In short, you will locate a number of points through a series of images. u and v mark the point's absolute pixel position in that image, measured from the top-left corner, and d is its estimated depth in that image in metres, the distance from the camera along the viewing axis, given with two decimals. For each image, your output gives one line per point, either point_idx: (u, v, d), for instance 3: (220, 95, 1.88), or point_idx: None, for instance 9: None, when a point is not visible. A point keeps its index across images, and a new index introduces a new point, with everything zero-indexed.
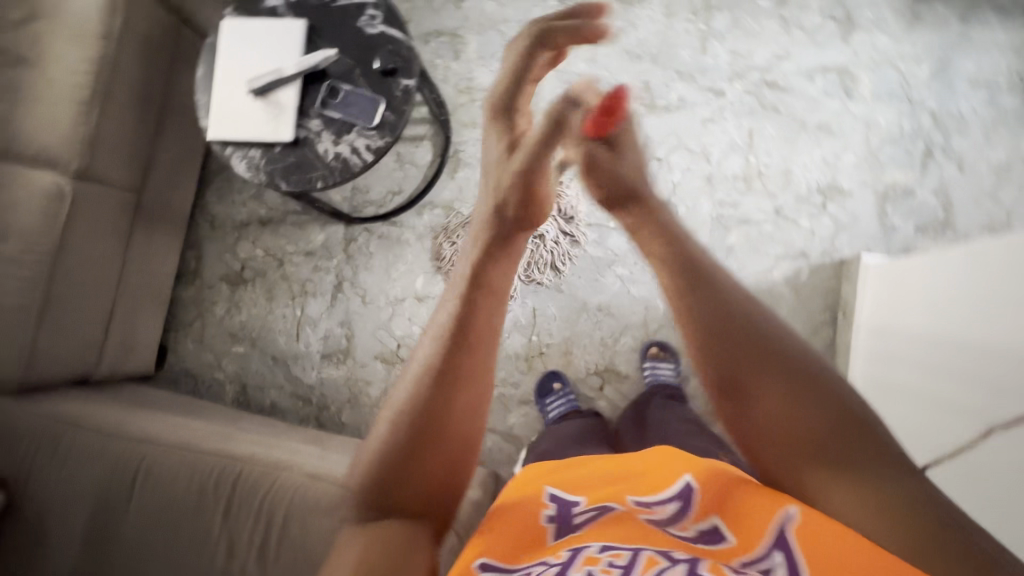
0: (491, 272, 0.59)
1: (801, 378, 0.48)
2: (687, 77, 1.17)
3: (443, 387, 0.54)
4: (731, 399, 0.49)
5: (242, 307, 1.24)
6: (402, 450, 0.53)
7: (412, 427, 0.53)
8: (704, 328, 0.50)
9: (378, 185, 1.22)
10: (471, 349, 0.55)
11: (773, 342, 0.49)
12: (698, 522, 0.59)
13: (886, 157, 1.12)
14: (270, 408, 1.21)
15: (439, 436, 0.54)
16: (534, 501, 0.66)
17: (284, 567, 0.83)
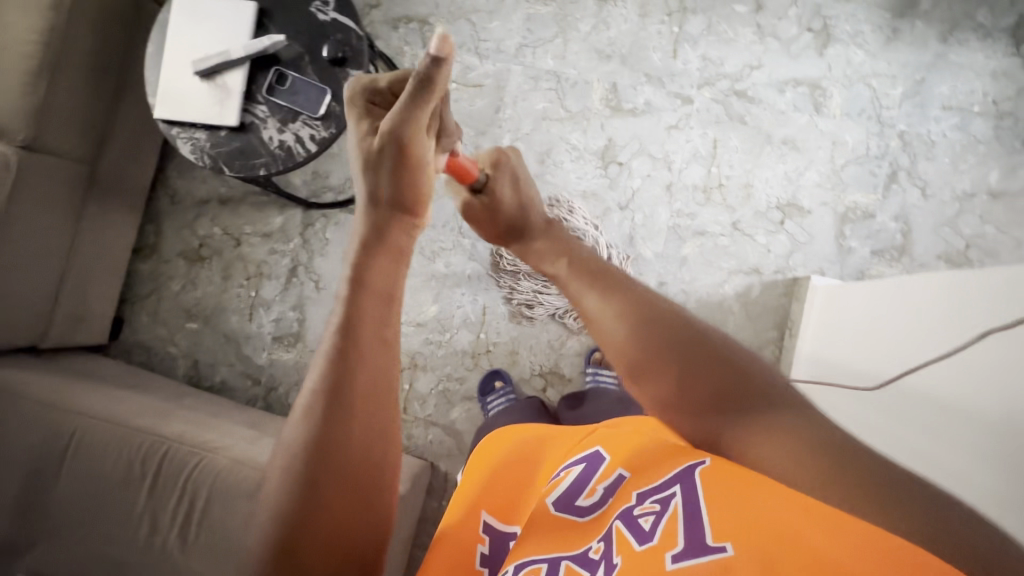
0: (374, 271, 0.55)
1: (735, 381, 0.49)
2: (655, 81, 1.15)
3: (337, 416, 0.50)
4: (681, 417, 0.51)
5: (197, 284, 1.26)
6: (297, 482, 0.49)
7: (306, 461, 0.49)
8: (638, 349, 0.53)
9: (338, 171, 1.23)
10: (361, 363, 0.52)
11: (711, 367, 0.50)
12: (602, 480, 0.57)
13: (850, 177, 1.10)
14: (219, 385, 1.23)
15: (338, 462, 0.50)
16: (470, 525, 0.62)
17: (205, 547, 0.85)
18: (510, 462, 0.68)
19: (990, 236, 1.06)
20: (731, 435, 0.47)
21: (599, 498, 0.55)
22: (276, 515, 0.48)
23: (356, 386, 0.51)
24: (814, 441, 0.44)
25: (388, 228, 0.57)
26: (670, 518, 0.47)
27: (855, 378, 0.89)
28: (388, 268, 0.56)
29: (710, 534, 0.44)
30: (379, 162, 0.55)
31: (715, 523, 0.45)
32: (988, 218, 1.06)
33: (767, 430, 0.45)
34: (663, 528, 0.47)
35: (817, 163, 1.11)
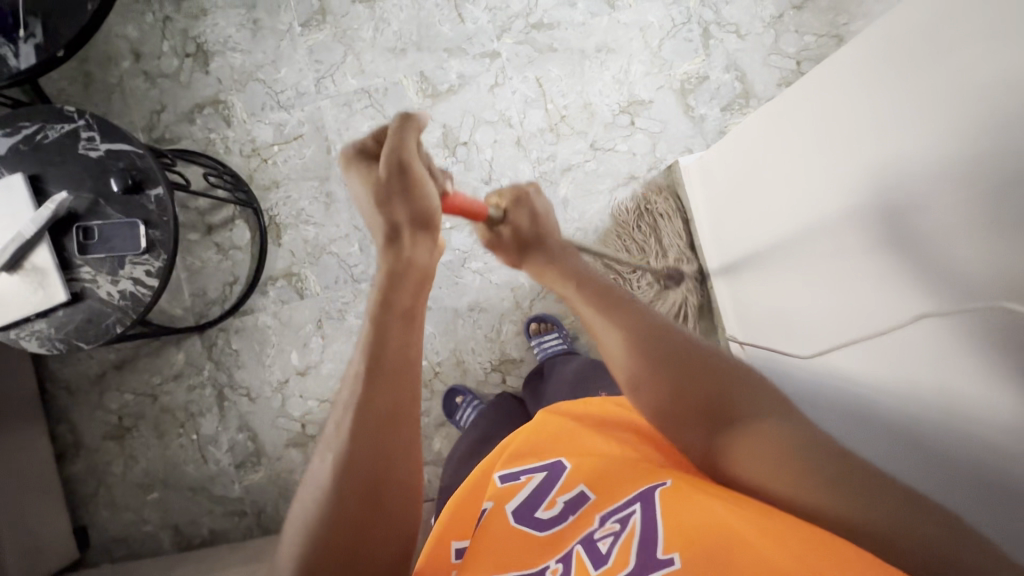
0: (401, 292, 0.52)
1: (733, 384, 0.52)
2: (457, 52, 1.13)
3: (368, 440, 0.47)
4: (673, 416, 0.53)
5: (137, 455, 1.21)
6: (334, 500, 0.45)
7: (340, 495, 0.45)
8: (635, 348, 0.57)
9: (212, 282, 1.18)
10: (386, 385, 0.49)
11: (705, 380, 0.53)
12: (564, 492, 0.56)
13: (670, 52, 1.11)
14: (210, 535, 1.19)
15: (373, 501, 0.46)
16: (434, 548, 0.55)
17: None
18: (475, 485, 0.61)
19: (813, 44, 1.08)
20: (728, 431, 0.50)
21: (560, 511, 0.54)
22: (309, 532, 0.45)
23: (393, 403, 0.49)
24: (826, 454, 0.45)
25: (407, 253, 0.53)
26: (627, 535, 0.48)
27: (777, 282, 0.83)
28: (412, 288, 0.53)
29: (660, 546, 0.45)
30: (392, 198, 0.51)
31: (668, 537, 0.45)
32: (803, 30, 1.09)
33: (762, 435, 0.48)
34: (617, 551, 0.47)
35: (636, 55, 1.12)
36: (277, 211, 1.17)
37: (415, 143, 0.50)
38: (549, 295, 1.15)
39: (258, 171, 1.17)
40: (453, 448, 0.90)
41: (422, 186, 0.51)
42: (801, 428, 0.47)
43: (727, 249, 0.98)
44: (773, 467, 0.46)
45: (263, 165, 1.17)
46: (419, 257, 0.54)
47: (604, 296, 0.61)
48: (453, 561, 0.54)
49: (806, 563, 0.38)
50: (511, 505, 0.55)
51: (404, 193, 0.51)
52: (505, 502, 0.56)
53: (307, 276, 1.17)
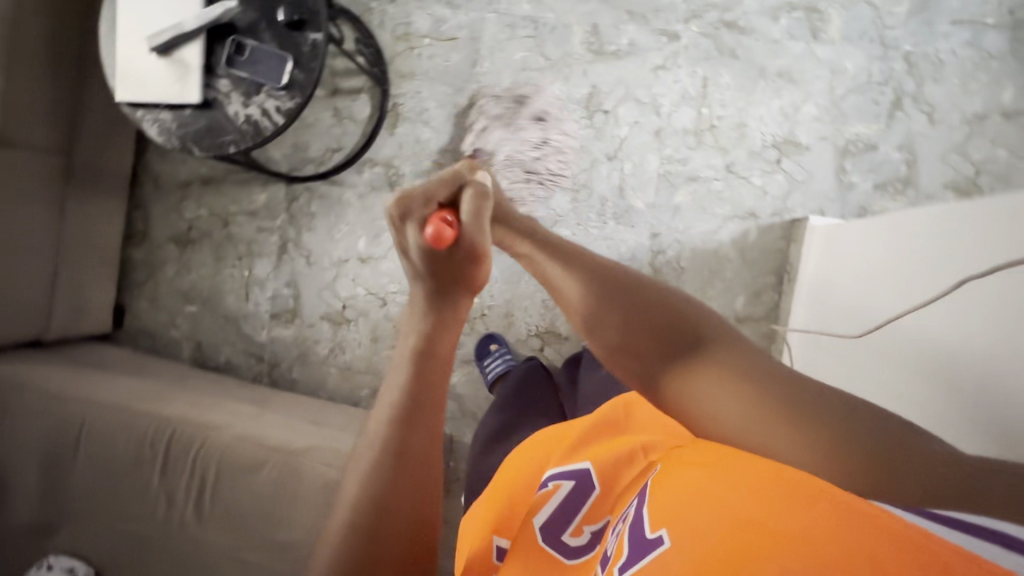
0: (442, 339, 0.60)
1: (692, 329, 0.51)
2: (639, 19, 1.08)
3: (403, 472, 0.55)
4: (626, 360, 0.53)
5: (191, 267, 1.27)
6: (373, 530, 0.52)
7: (370, 521, 0.52)
8: (589, 290, 0.56)
9: (317, 142, 1.20)
10: (420, 423, 0.57)
11: (652, 307, 0.53)
12: (591, 519, 0.56)
13: (850, 108, 1.04)
14: (225, 365, 1.26)
15: (398, 526, 0.53)
16: (482, 548, 0.60)
17: (216, 516, 0.89)
18: (507, 493, 0.64)
19: (1002, 161, 0.99)
20: (686, 375, 0.49)
21: (587, 538, 0.55)
22: (343, 543, 0.52)
23: (421, 445, 0.56)
24: (789, 398, 0.44)
25: (456, 306, 0.61)
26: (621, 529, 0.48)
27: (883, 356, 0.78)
28: (451, 337, 0.61)
29: (648, 527, 0.43)
30: (447, 267, 0.59)
31: (653, 516, 0.43)
32: (999, 141, 0.99)
33: (715, 365, 0.48)
34: (615, 546, 0.47)
35: (816, 97, 1.05)
36: (403, 101, 1.17)
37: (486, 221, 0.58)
38: None
39: (400, 56, 1.16)
40: (476, 435, 0.92)
41: (474, 257, 0.59)
42: (755, 365, 0.47)
43: (824, 310, 0.93)
44: (732, 399, 0.46)
45: (408, 52, 1.16)
46: (458, 309, 0.62)
47: (578, 256, 0.60)
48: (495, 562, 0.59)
49: (779, 513, 0.36)
50: (539, 521, 0.57)
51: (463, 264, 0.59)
52: (534, 514, 0.58)
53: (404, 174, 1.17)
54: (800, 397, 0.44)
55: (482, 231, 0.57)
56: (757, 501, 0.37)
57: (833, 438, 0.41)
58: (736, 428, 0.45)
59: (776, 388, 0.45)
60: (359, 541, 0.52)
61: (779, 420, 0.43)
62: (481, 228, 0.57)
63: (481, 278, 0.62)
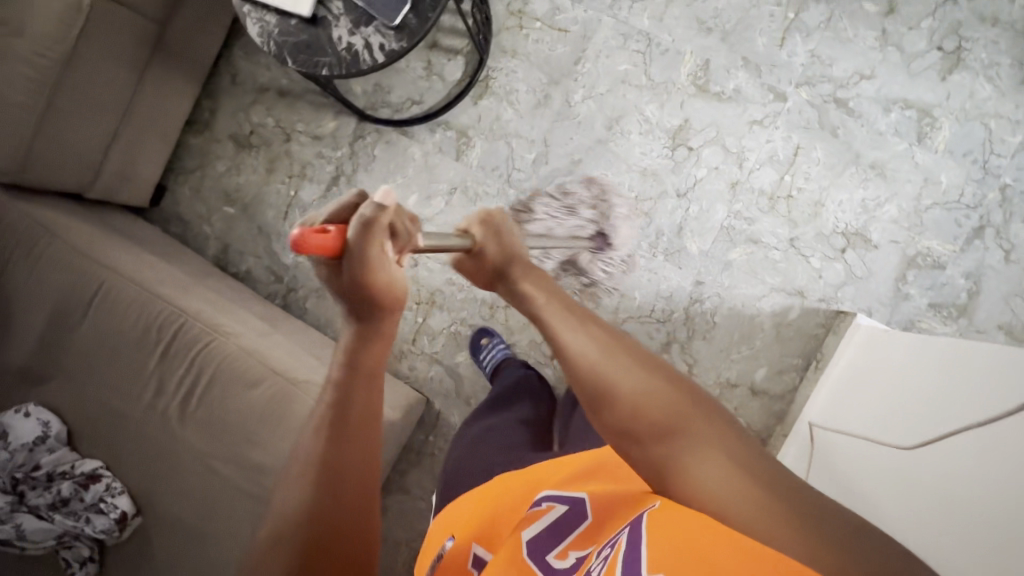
0: (368, 349, 0.62)
1: (688, 416, 0.51)
2: (752, 68, 1.06)
3: (342, 437, 0.61)
4: (626, 441, 0.52)
5: (241, 170, 1.27)
6: (312, 510, 0.58)
7: (316, 485, 0.59)
8: (590, 364, 0.55)
9: (400, 89, 1.19)
10: (358, 389, 0.63)
11: (653, 390, 0.52)
12: (577, 547, 0.55)
13: (931, 221, 1.02)
14: (244, 274, 1.26)
15: (337, 483, 0.60)
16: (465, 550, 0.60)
17: (200, 417, 0.90)
18: (496, 508, 0.64)
19: None
20: (683, 460, 0.48)
21: (572, 562, 0.53)
22: (291, 508, 0.59)
23: (340, 459, 0.61)
24: (783, 501, 0.43)
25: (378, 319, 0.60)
26: (613, 551, 0.47)
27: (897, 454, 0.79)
28: (378, 346, 0.63)
29: (644, 562, 0.43)
30: (347, 288, 0.56)
31: (653, 559, 0.43)
32: None
33: (709, 454, 0.47)
34: (602, 565, 0.46)
35: (900, 199, 1.03)
36: (497, 76, 1.15)
37: (379, 246, 0.53)
38: (647, 325, 1.10)
39: (508, 32, 1.15)
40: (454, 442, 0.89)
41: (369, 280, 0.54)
42: (750, 460, 0.47)
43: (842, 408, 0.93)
44: (723, 490, 0.45)
45: (516, 30, 1.15)
46: (384, 328, 0.61)
47: (587, 323, 0.60)
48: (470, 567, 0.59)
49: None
50: (528, 538, 0.56)
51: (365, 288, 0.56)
52: (524, 529, 0.57)
53: (474, 146, 1.16)
54: (794, 501, 0.44)
55: (374, 256, 0.52)
56: (743, 564, 0.39)
57: (824, 538, 0.41)
58: (726, 512, 0.44)
59: (776, 485, 0.45)
60: (304, 509, 0.58)
61: (771, 515, 0.43)
62: (371, 248, 0.52)
63: (399, 292, 0.58)
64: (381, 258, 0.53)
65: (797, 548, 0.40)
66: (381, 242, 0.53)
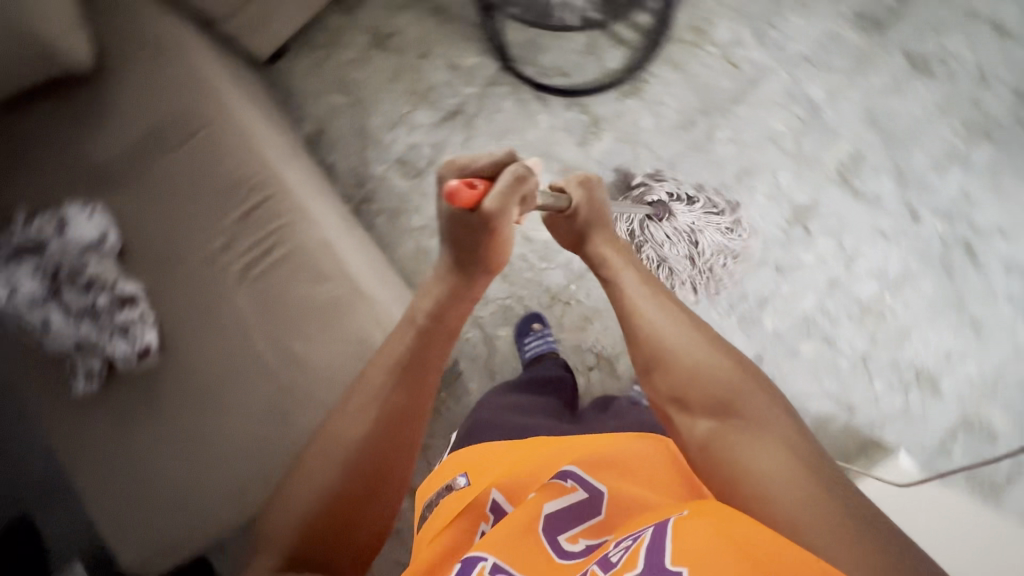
0: (454, 307, 0.64)
1: (736, 397, 0.53)
2: (899, 180, 1.04)
3: (409, 383, 0.60)
4: (672, 409, 0.56)
5: (366, 66, 1.23)
6: (366, 449, 0.57)
7: (376, 427, 0.58)
8: (652, 333, 0.60)
9: (553, 55, 1.16)
10: (436, 339, 0.62)
11: (707, 367, 0.56)
12: (588, 532, 0.53)
13: (1003, 395, 1.01)
14: (327, 166, 1.23)
15: (396, 430, 0.59)
16: (479, 503, 0.56)
17: (256, 287, 0.89)
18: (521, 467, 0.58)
19: None
20: (723, 439, 0.51)
21: (583, 547, 0.51)
22: (347, 442, 0.57)
23: (403, 410, 0.59)
24: (818, 492, 0.45)
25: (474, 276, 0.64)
26: (636, 542, 0.46)
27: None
28: (462, 308, 0.65)
29: (669, 556, 0.43)
30: (468, 243, 0.60)
31: (677, 546, 0.43)
32: None
33: (752, 437, 0.50)
34: (626, 555, 0.45)
35: (981, 361, 1.02)
36: (652, 82, 1.12)
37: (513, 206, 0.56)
38: None
39: (681, 45, 1.12)
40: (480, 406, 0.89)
41: (490, 234, 0.58)
42: (793, 447, 0.49)
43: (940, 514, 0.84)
44: (759, 471, 0.48)
45: (689, 47, 1.11)
46: (475, 288, 0.65)
47: (661, 294, 0.64)
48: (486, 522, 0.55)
49: None
50: (547, 512, 0.52)
51: (483, 240, 0.59)
52: (546, 500, 0.53)
53: (601, 138, 1.13)
54: (828, 493, 0.45)
55: (507, 214, 0.56)
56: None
57: (856, 539, 0.42)
58: (759, 494, 0.47)
59: (813, 475, 0.47)
60: (359, 444, 0.57)
61: (801, 504, 0.45)
62: (509, 204, 0.56)
63: (501, 259, 0.65)
64: (510, 218, 0.57)
65: (824, 537, 0.43)
66: (516, 202, 0.57)
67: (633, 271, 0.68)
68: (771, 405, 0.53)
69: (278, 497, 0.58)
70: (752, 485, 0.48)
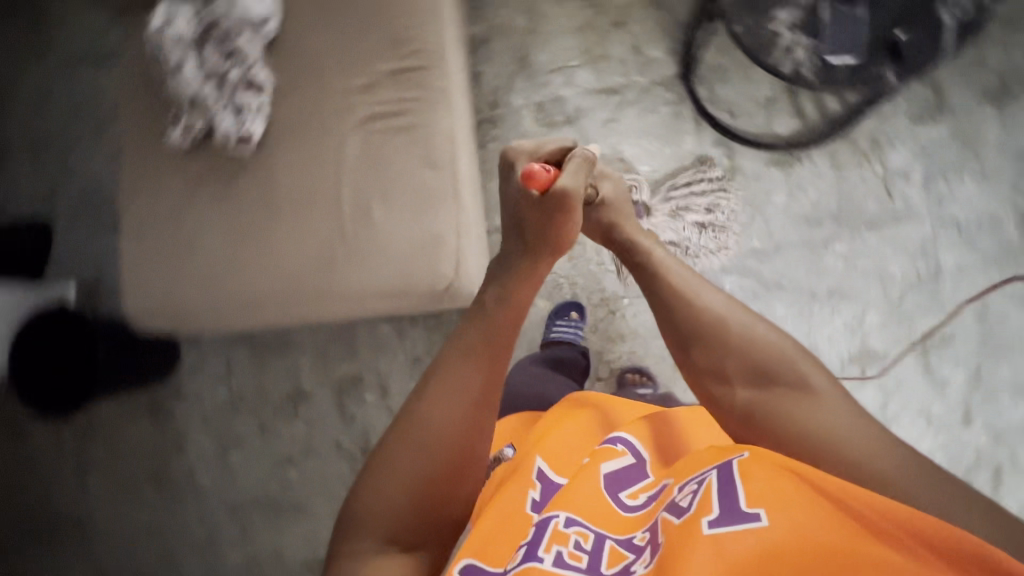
0: (527, 288, 0.64)
1: (770, 371, 0.56)
2: (971, 381, 1.03)
3: (494, 364, 0.59)
4: (710, 385, 0.58)
5: (559, 3, 1.22)
6: (459, 438, 0.55)
7: (467, 414, 0.56)
8: (689, 318, 0.61)
9: (731, 90, 1.14)
10: (518, 316, 0.63)
11: (744, 343, 0.58)
12: (646, 489, 0.59)
13: None
14: (474, 70, 1.23)
15: (484, 417, 0.57)
16: (527, 470, 0.60)
17: (370, 139, 0.91)
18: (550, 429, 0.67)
19: None
20: (770, 405, 0.54)
21: (644, 501, 0.58)
22: (440, 427, 0.55)
23: (486, 396, 0.58)
24: (871, 443, 0.50)
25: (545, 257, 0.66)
26: (702, 490, 0.50)
27: None
28: (534, 287, 0.66)
29: (743, 499, 0.48)
30: (540, 223, 0.64)
31: (752, 489, 0.48)
32: None
33: (800, 402, 0.53)
34: (698, 500, 0.49)
35: None
36: (805, 164, 1.10)
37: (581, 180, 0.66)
38: None
39: (851, 148, 1.09)
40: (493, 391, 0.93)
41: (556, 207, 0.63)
42: (835, 407, 0.53)
43: None
44: (813, 432, 0.51)
45: (858, 154, 1.09)
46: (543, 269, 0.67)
47: (696, 278, 0.66)
48: (533, 477, 0.60)
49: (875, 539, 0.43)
50: (606, 472, 0.58)
51: (553, 216, 0.64)
52: (601, 462, 0.58)
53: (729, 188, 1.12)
54: (876, 443, 0.50)
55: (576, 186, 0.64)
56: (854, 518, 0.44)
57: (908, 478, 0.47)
58: (816, 453, 0.50)
59: (859, 429, 0.51)
60: (454, 431, 0.55)
61: (857, 458, 0.49)
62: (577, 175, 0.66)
63: (569, 242, 0.67)
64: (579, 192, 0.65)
65: (883, 473, 0.48)
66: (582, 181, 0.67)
67: (662, 251, 0.71)
68: (811, 368, 0.56)
69: (367, 479, 0.54)
70: (811, 445, 0.51)
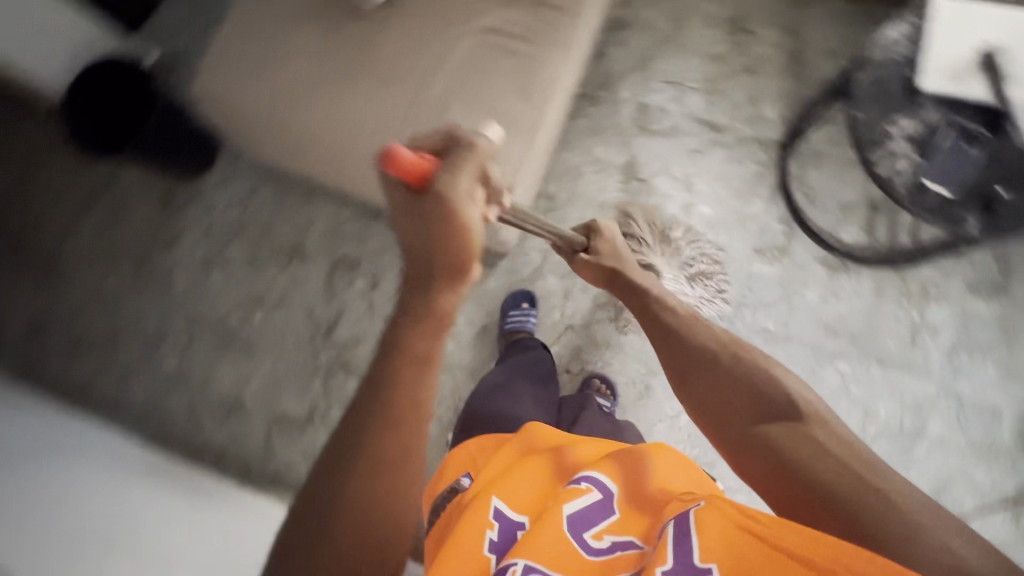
0: (441, 293, 0.48)
1: (761, 409, 0.57)
2: None
3: (400, 384, 0.46)
4: (709, 426, 0.61)
5: (706, 26, 1.23)
6: (366, 492, 0.44)
7: (371, 456, 0.45)
8: (682, 363, 0.65)
9: (818, 179, 1.14)
10: (432, 316, 0.48)
11: (741, 383, 0.60)
12: (613, 532, 0.53)
13: None
14: (600, 47, 1.24)
15: (402, 460, 0.46)
16: (481, 510, 0.54)
17: (483, 50, 0.92)
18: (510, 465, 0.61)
19: None
20: (762, 444, 0.55)
21: (608, 544, 0.52)
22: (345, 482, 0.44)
23: (389, 433, 0.45)
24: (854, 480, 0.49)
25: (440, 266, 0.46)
26: (661, 543, 0.48)
27: None
28: (449, 293, 0.48)
29: (695, 554, 0.46)
30: (422, 238, 0.46)
31: (706, 548, 0.46)
32: None
33: (791, 443, 0.54)
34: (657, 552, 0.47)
35: None
36: (850, 278, 1.10)
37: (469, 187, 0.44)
38: None
39: (899, 284, 1.09)
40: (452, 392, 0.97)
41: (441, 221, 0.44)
42: (822, 443, 0.53)
43: None
44: (800, 474, 0.52)
45: (903, 293, 1.09)
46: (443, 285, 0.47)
47: (695, 321, 0.69)
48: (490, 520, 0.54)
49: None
50: (569, 514, 0.52)
51: (435, 233, 0.45)
52: (564, 503, 0.53)
53: (771, 264, 1.12)
54: (862, 478, 0.50)
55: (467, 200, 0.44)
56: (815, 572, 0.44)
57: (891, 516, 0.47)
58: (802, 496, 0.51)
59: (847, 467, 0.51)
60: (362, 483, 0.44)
61: (837, 497, 0.49)
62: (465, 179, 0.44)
63: (473, 260, 0.47)
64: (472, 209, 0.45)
65: (869, 513, 0.47)
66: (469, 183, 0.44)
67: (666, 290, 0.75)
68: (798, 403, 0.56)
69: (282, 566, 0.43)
70: (799, 484, 0.51)
